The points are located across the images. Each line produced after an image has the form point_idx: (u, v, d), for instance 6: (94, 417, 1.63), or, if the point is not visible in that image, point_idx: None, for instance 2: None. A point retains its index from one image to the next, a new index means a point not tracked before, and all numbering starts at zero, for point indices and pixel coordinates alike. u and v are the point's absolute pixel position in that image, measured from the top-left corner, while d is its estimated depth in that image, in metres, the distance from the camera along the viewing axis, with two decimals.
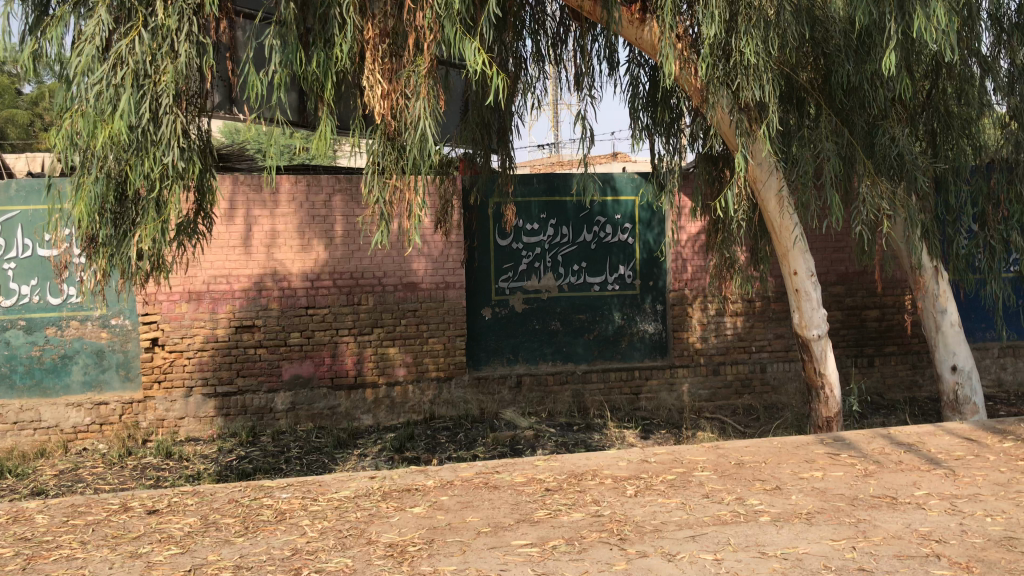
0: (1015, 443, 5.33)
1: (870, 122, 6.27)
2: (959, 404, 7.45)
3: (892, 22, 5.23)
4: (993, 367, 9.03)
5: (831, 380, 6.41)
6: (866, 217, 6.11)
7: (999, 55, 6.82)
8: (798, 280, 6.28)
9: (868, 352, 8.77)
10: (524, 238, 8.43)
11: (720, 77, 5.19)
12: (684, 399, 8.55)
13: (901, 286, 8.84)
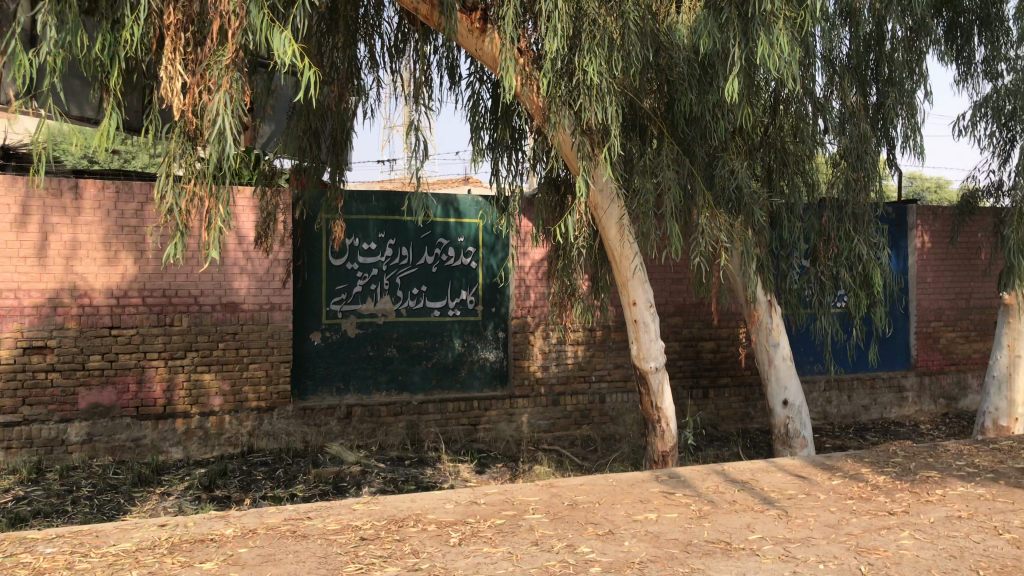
0: (843, 480, 5.32)
1: (710, 154, 6.24)
2: (789, 437, 7.53)
3: (736, 48, 5.24)
4: (820, 400, 9.27)
5: (667, 414, 6.28)
6: (704, 249, 6.04)
7: (832, 95, 7.10)
8: (637, 310, 6.12)
9: (703, 383, 8.80)
10: (359, 258, 7.95)
11: (562, 96, 5.00)
12: (523, 430, 8.25)
13: (736, 318, 8.95)
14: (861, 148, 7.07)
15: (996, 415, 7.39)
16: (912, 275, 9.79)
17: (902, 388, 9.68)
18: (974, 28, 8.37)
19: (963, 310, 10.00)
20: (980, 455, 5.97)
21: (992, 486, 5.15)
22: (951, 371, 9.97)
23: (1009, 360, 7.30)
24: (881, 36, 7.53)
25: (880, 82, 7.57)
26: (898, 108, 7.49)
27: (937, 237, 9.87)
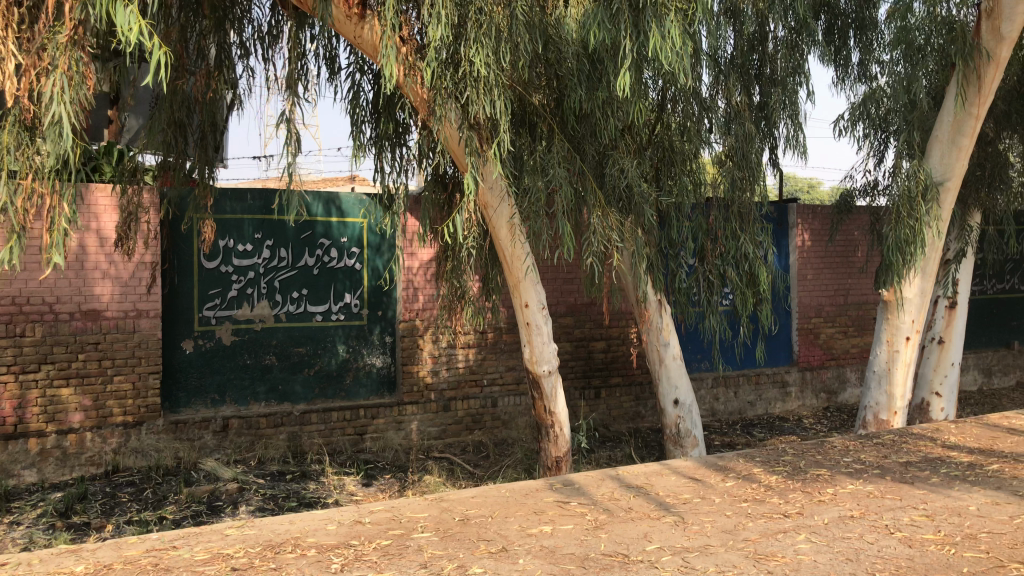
0: (736, 481, 5.27)
1: (601, 152, 6.12)
2: (681, 437, 7.49)
3: (626, 40, 5.13)
4: (708, 397, 9.31)
5: (560, 418, 6.09)
6: (596, 249, 5.90)
7: (717, 95, 7.13)
8: (530, 313, 5.89)
9: (595, 384, 8.71)
10: (234, 260, 7.48)
11: (448, 88, 4.76)
12: (412, 437, 7.94)
13: (626, 318, 8.91)
14: (747, 147, 7.09)
15: (876, 410, 7.55)
16: (794, 272, 10.00)
17: (785, 383, 9.85)
18: (851, 31, 8.59)
19: (841, 306, 10.29)
20: (864, 450, 6.05)
21: (879, 482, 5.19)
22: (831, 366, 10.23)
23: (888, 355, 7.46)
24: (764, 36, 7.61)
25: (763, 82, 7.63)
26: (781, 108, 7.58)
27: (817, 235, 10.11)
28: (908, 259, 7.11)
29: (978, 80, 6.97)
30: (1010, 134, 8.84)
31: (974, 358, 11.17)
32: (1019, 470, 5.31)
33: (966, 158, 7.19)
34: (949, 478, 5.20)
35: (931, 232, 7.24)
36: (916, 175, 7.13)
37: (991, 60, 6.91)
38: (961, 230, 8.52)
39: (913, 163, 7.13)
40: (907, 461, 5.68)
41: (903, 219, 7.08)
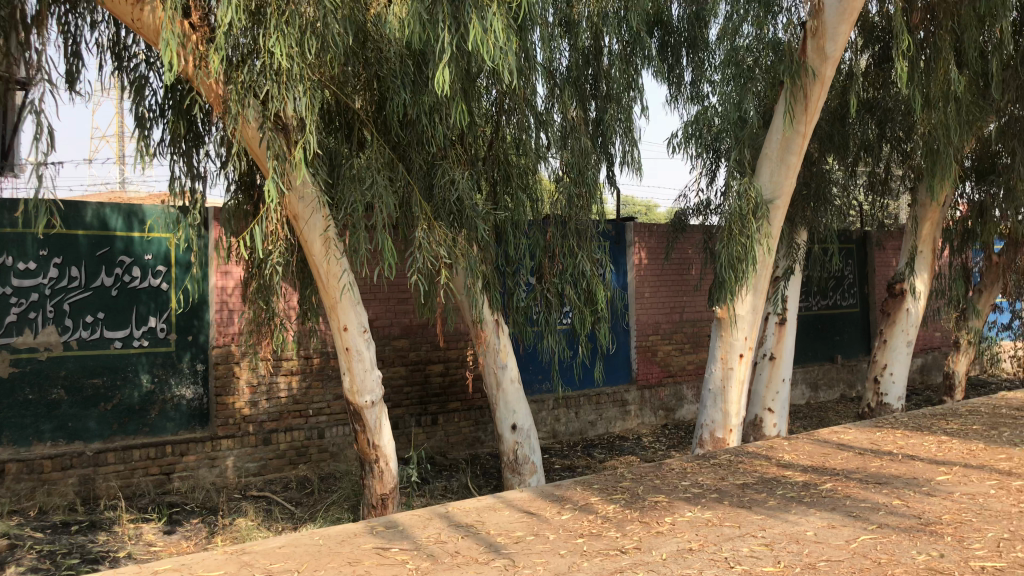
0: (573, 514, 4.92)
1: (429, 161, 5.73)
2: (518, 464, 7.04)
3: (446, 33, 4.74)
4: (549, 419, 9.02)
5: (386, 452, 5.57)
6: (423, 266, 5.45)
7: (553, 108, 6.87)
8: (349, 337, 5.35)
9: (431, 410, 8.21)
10: (13, 281, 6.53)
11: (247, 83, 4.38)
12: (227, 475, 7.18)
13: (464, 339, 8.51)
14: (583, 162, 6.83)
15: (712, 428, 7.43)
16: (632, 290, 9.89)
17: (624, 402, 9.70)
18: (682, 50, 8.62)
19: (677, 323, 10.31)
20: (702, 473, 5.87)
21: (718, 508, 4.97)
22: (669, 383, 10.19)
23: (722, 373, 7.37)
24: (598, 50, 7.41)
25: (598, 98, 7.43)
26: (616, 123, 7.40)
27: (653, 253, 10.08)
28: (741, 275, 7.08)
29: (804, 98, 7.03)
30: (832, 155, 9.09)
31: (802, 372, 11.47)
32: (851, 489, 5.24)
33: (794, 175, 7.23)
34: (785, 501, 5.05)
35: (762, 249, 7.23)
36: (746, 193, 7.11)
37: (816, 79, 6.98)
38: (789, 248, 8.64)
39: (744, 181, 7.11)
40: (745, 483, 5.52)
41: (735, 235, 7.05)
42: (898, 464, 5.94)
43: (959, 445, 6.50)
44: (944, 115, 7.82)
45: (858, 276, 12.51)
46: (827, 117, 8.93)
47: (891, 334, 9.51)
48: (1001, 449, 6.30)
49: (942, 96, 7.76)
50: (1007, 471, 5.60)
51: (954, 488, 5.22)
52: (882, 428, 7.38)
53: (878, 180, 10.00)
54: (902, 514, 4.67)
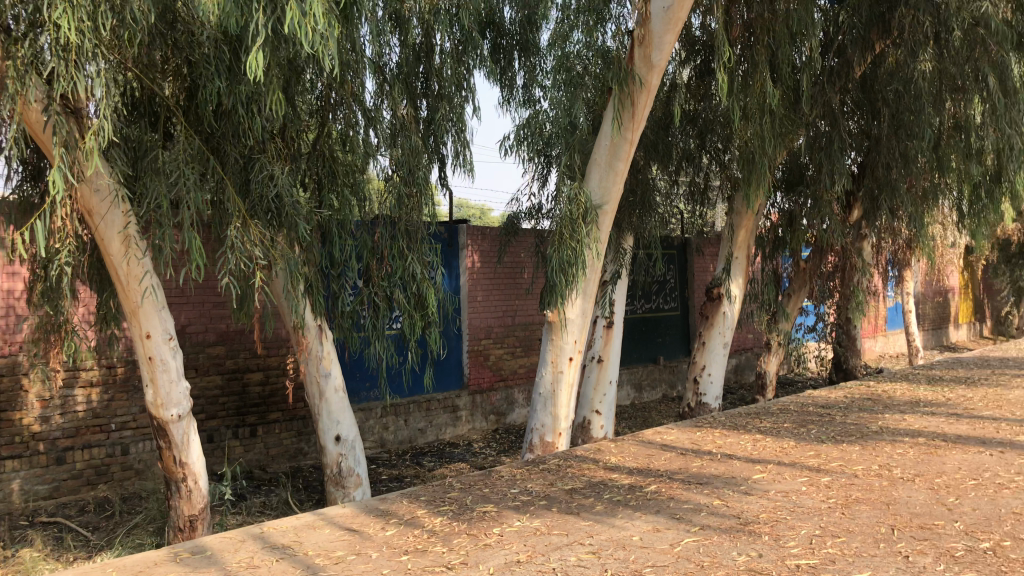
0: (397, 530, 4.69)
1: (245, 155, 5.35)
2: (342, 477, 6.68)
3: (260, 14, 4.40)
4: (377, 427, 8.73)
5: (195, 469, 5.13)
6: (236, 267, 5.07)
7: (382, 106, 6.63)
8: (153, 345, 4.89)
9: (250, 421, 7.74)
10: None
11: (25, 59, 3.92)
12: (13, 500, 6.43)
13: (285, 347, 8.10)
14: (413, 161, 6.60)
15: (542, 432, 7.37)
16: (463, 294, 9.76)
17: (455, 408, 9.54)
18: (514, 53, 8.58)
19: (509, 327, 10.29)
20: (531, 479, 5.79)
21: (546, 515, 4.90)
22: (500, 388, 10.14)
23: (552, 377, 7.33)
24: (430, 48, 7.21)
25: (430, 96, 7.24)
26: (447, 123, 7.23)
27: (485, 256, 10.00)
28: (571, 281, 7.03)
29: (631, 105, 7.12)
30: (656, 163, 9.33)
31: (627, 374, 11.75)
32: (674, 491, 5.30)
33: (621, 181, 7.31)
34: (612, 505, 5.03)
35: (591, 253, 7.26)
36: (576, 197, 7.09)
37: (643, 87, 7.09)
38: (616, 252, 8.80)
39: (574, 185, 7.09)
40: (573, 488, 5.49)
41: (565, 239, 7.00)
42: (717, 463, 6.09)
43: (772, 443, 6.77)
44: (760, 127, 8.20)
45: (679, 281, 12.98)
46: (651, 126, 9.19)
47: (709, 336, 9.88)
48: (810, 446, 6.60)
49: (758, 109, 8.13)
50: (816, 467, 5.86)
51: (769, 486, 5.38)
52: (702, 428, 7.60)
53: (699, 189, 10.37)
54: (723, 514, 4.72)
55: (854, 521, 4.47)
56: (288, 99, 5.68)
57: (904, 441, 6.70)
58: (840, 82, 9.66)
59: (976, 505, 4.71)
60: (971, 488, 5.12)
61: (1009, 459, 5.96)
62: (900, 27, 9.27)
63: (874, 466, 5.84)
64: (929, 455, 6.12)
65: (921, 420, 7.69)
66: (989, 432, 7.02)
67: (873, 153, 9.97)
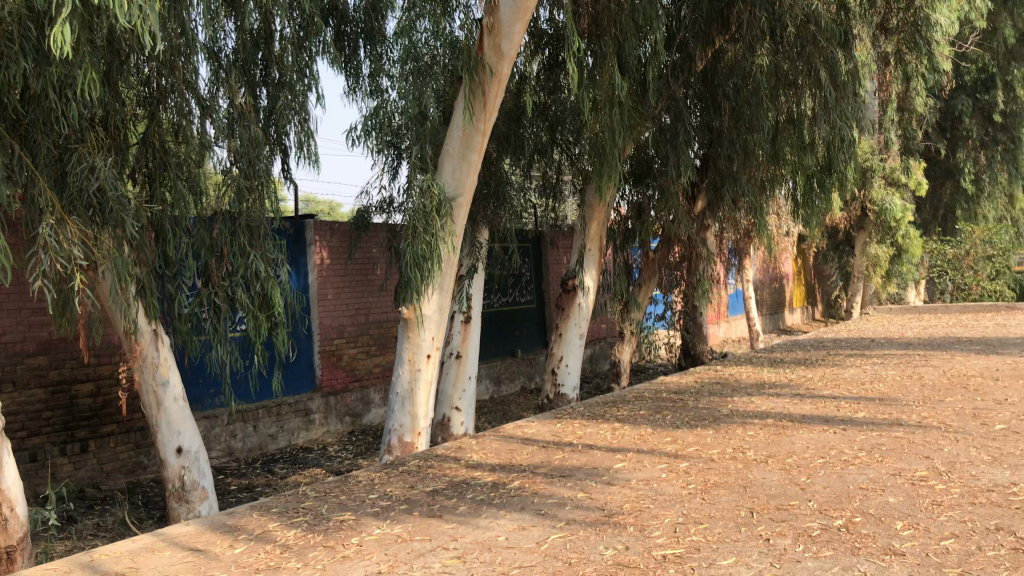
0: (247, 546, 4.35)
1: (60, 146, 4.88)
2: (186, 491, 6.15)
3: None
4: (223, 435, 8.22)
5: (10, 495, 4.60)
6: (53, 268, 4.60)
7: (218, 93, 6.19)
8: None
9: (80, 436, 7.11)
10: None
11: None
12: None
13: (119, 354, 7.48)
14: (254, 152, 6.21)
15: (400, 432, 7.11)
16: (313, 292, 9.37)
17: (308, 411, 9.14)
18: (359, 41, 8.27)
19: (362, 325, 9.97)
20: (390, 483, 5.54)
21: (407, 520, 4.67)
22: (355, 388, 9.80)
23: (410, 375, 7.08)
24: (269, 34, 6.82)
25: (269, 85, 6.86)
26: (289, 112, 6.85)
27: (336, 252, 9.63)
28: (426, 275, 6.77)
29: (483, 95, 6.99)
30: (509, 155, 9.26)
31: (485, 368, 11.65)
32: (538, 486, 5.19)
33: (474, 173, 7.16)
34: (475, 505, 4.87)
35: (446, 247, 7.07)
36: (429, 189, 6.84)
37: (493, 77, 6.98)
38: (471, 247, 8.66)
39: (427, 177, 6.86)
40: (434, 489, 5.29)
41: (420, 233, 6.74)
42: (579, 455, 6.04)
43: (631, 431, 6.80)
44: (610, 118, 8.26)
45: (534, 274, 13.01)
46: (503, 118, 9.08)
47: (565, 327, 9.91)
48: (667, 432, 6.67)
49: (607, 100, 8.18)
50: (674, 453, 5.89)
51: (630, 475, 5.33)
52: (561, 420, 7.57)
53: (551, 181, 10.37)
54: (587, 506, 4.63)
55: (714, 506, 4.49)
56: (104, 83, 5.22)
57: (753, 423, 6.90)
58: (682, 76, 9.89)
59: (826, 483, 4.85)
60: (820, 466, 5.28)
61: (850, 435, 6.22)
62: (738, 23, 9.60)
63: (728, 449, 5.94)
64: (778, 436, 6.30)
65: (768, 401, 7.96)
66: (830, 411, 7.34)
67: (715, 146, 10.29)
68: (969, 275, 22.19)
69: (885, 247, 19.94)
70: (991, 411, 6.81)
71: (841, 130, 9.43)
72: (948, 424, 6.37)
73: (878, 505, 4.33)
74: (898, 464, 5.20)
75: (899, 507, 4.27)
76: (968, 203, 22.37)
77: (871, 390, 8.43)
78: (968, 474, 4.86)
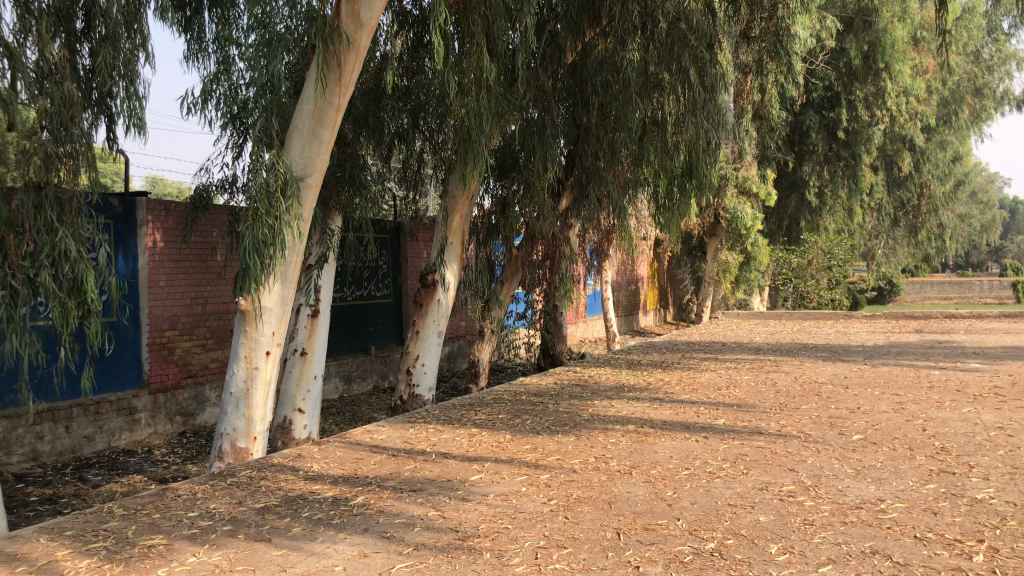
0: None
1: None
2: None
3: None
4: (27, 437, 7.21)
5: None
6: None
7: (25, 44, 5.29)
8: None
9: None
10: None
11: None
12: None
13: None
14: (66, 113, 5.37)
15: (233, 437, 6.37)
16: (142, 278, 8.44)
17: (132, 410, 8.19)
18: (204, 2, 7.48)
19: (199, 316, 9.08)
20: (215, 498, 4.85)
21: (230, 545, 4.03)
22: (187, 385, 8.90)
23: (246, 374, 6.33)
24: None
25: (93, 40, 5.98)
26: (115, 71, 5.97)
27: (169, 235, 8.72)
28: (267, 263, 6.05)
29: (338, 67, 6.34)
30: (366, 139, 8.63)
31: (335, 365, 10.95)
32: (385, 502, 4.65)
33: (326, 153, 6.50)
34: (312, 526, 4.27)
35: (291, 233, 6.38)
36: (274, 167, 6.15)
37: (350, 47, 6.35)
38: (322, 234, 8.01)
39: (273, 153, 6.14)
40: (265, 506, 4.65)
41: (260, 217, 6.02)
42: (431, 465, 5.53)
43: (488, 438, 6.34)
44: (476, 102, 7.78)
45: (391, 267, 12.41)
46: (362, 97, 8.45)
47: (423, 325, 9.37)
48: (525, 439, 6.25)
49: (474, 83, 7.69)
50: (535, 463, 5.47)
51: (486, 489, 4.85)
52: (414, 424, 7.03)
53: (411, 170, 9.80)
54: (439, 528, 4.14)
55: (578, 526, 4.10)
56: None
57: (615, 429, 6.59)
58: (551, 66, 9.59)
59: (694, 499, 4.55)
60: (686, 479, 4.99)
61: (712, 444, 6.01)
62: (609, 17, 9.32)
63: (591, 458, 5.58)
64: (640, 444, 6.02)
65: (629, 406, 7.70)
66: (690, 417, 7.15)
67: (582, 143, 10.02)
68: (811, 283, 23.23)
69: (735, 254, 20.49)
70: (847, 420, 6.79)
71: (706, 133, 9.35)
72: (807, 433, 6.27)
73: (749, 525, 4.06)
74: (764, 478, 4.97)
75: (770, 527, 4.01)
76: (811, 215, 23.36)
77: (728, 395, 8.36)
78: (834, 488, 4.69)
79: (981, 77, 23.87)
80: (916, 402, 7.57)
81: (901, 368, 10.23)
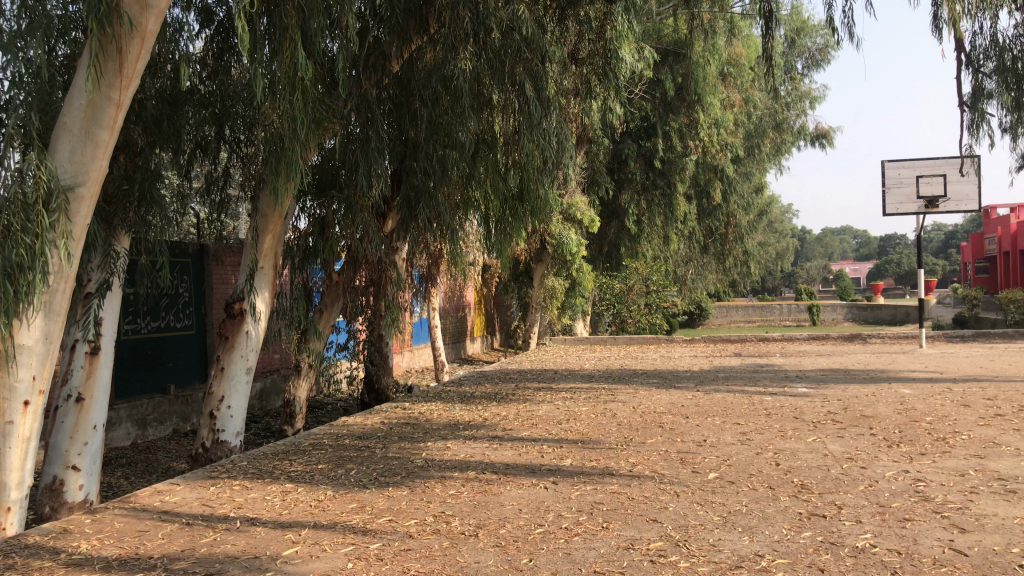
0: None
1: None
2: None
3: None
4: None
5: None
6: None
7: None
8: None
9: None
10: None
11: None
12: None
13: None
14: None
15: None
16: None
17: None
18: None
19: None
20: None
21: None
22: None
23: None
24: None
25: None
26: None
27: None
28: (23, 290, 4.88)
29: (118, 55, 5.25)
30: (161, 147, 7.48)
31: (126, 408, 9.55)
32: None
33: (103, 158, 5.36)
34: None
35: (56, 255, 5.19)
36: (33, 172, 4.97)
37: (134, 32, 5.26)
38: (104, 257, 6.79)
39: (31, 156, 4.97)
40: None
41: (12, 234, 4.84)
42: (235, 537, 4.53)
43: (305, 496, 5.40)
44: (291, 107, 6.85)
45: (194, 295, 11.13)
46: (155, 98, 7.30)
47: (229, 361, 8.23)
48: (350, 496, 5.37)
49: (287, 83, 6.79)
50: (362, 527, 4.61)
51: (304, 568, 3.95)
52: (216, 481, 5.96)
53: (215, 187, 8.70)
54: None
55: None
56: None
57: (452, 478, 5.83)
58: (375, 75, 8.84)
59: (554, 567, 3.87)
60: (541, 540, 4.30)
61: (563, 491, 5.37)
62: (436, 24, 8.74)
63: (428, 518, 4.78)
64: (483, 495, 5.29)
65: (465, 448, 6.96)
66: (533, 458, 6.51)
67: (409, 160, 9.28)
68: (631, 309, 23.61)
69: (561, 279, 20.45)
70: (697, 455, 6.39)
71: (542, 151, 8.81)
72: (660, 473, 5.78)
73: None
74: (627, 533, 4.37)
75: None
76: (631, 241, 23.73)
77: (570, 430, 7.80)
78: (706, 543, 4.15)
79: (780, 113, 25.09)
80: (760, 432, 7.32)
81: (734, 395, 10.10)
